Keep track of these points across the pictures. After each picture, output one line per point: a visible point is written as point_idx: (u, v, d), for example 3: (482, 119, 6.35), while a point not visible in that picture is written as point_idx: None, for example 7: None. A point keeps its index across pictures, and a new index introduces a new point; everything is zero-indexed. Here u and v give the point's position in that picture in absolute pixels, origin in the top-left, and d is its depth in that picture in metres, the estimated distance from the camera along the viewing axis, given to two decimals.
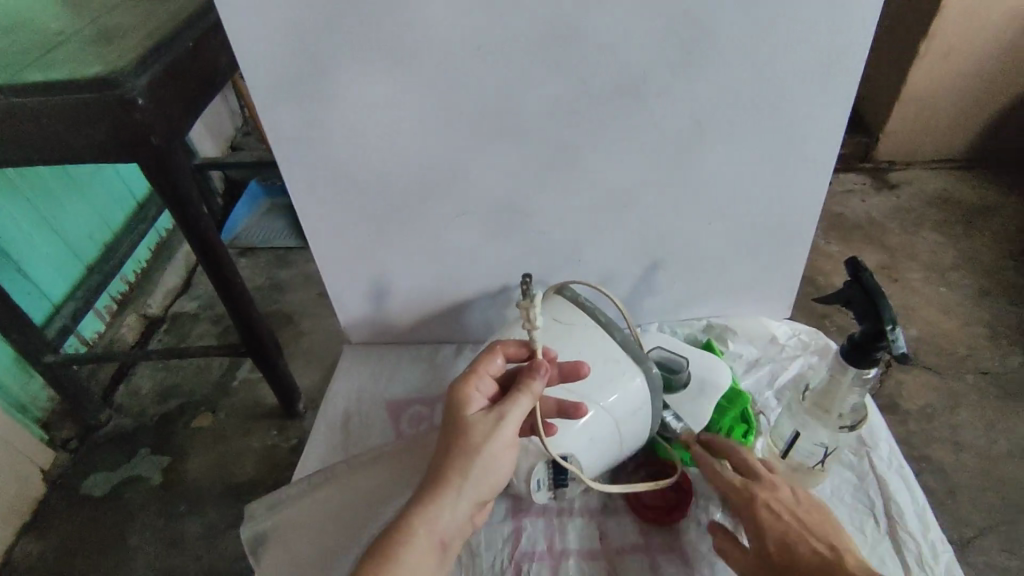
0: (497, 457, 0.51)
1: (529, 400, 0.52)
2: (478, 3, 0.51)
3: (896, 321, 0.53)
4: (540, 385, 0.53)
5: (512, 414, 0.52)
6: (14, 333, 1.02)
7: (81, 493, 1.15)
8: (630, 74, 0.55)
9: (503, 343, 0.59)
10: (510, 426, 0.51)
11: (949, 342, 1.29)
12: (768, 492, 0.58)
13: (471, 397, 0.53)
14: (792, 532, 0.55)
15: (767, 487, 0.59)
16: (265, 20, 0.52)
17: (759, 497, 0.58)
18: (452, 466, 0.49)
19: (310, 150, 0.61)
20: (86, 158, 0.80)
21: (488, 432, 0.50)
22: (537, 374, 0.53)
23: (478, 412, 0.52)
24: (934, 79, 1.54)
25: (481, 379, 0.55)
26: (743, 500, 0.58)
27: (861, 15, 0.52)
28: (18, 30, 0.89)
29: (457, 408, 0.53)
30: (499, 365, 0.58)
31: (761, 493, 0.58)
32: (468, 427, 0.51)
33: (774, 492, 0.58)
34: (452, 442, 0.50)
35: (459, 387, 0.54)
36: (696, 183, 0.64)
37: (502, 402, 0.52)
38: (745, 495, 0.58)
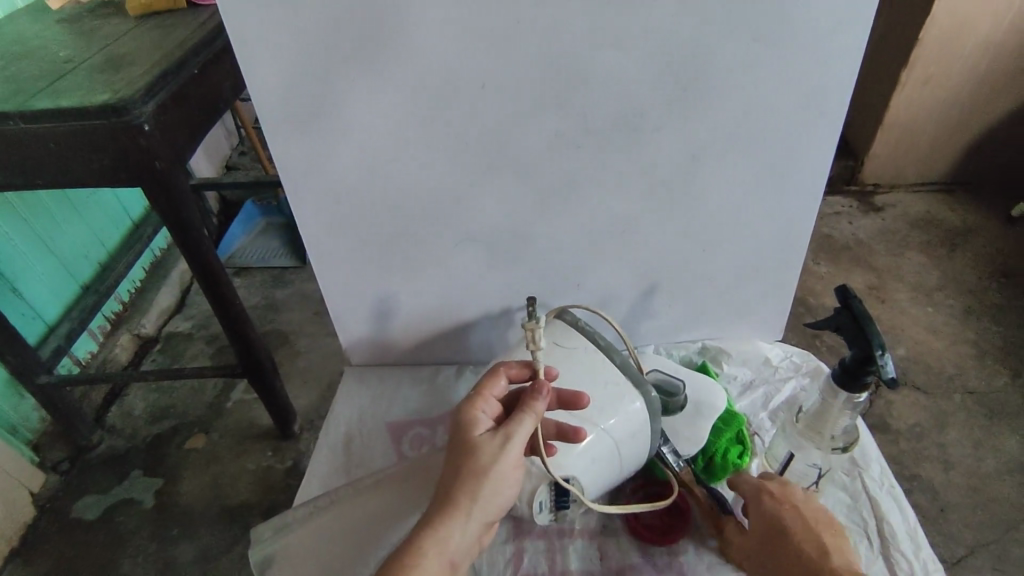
0: (506, 479, 0.52)
1: (533, 420, 0.54)
2: (485, 43, 0.53)
3: (885, 347, 0.55)
4: (543, 406, 0.55)
5: (518, 434, 0.53)
6: (9, 355, 1.02)
7: (72, 516, 1.14)
8: (628, 109, 0.58)
9: (506, 364, 0.61)
10: (516, 447, 0.52)
11: (936, 361, 1.32)
12: (787, 495, 0.61)
13: (478, 418, 0.55)
14: (794, 526, 0.58)
15: (787, 491, 0.61)
16: (277, 56, 0.54)
17: (774, 495, 0.61)
18: (462, 488, 0.50)
19: (317, 179, 0.63)
20: (90, 183, 0.81)
21: (495, 453, 0.52)
22: (539, 396, 0.55)
23: (484, 433, 0.53)
24: (916, 106, 1.59)
25: (487, 401, 0.57)
26: (758, 497, 0.61)
27: (847, 52, 0.54)
28: (26, 58, 0.91)
29: (465, 429, 0.54)
30: (502, 388, 0.60)
31: (778, 494, 0.61)
32: (476, 448, 0.52)
33: (793, 496, 0.61)
34: (459, 464, 0.51)
35: (466, 409, 0.55)
36: (692, 210, 0.66)
37: (508, 423, 0.53)
38: (761, 493, 0.61)
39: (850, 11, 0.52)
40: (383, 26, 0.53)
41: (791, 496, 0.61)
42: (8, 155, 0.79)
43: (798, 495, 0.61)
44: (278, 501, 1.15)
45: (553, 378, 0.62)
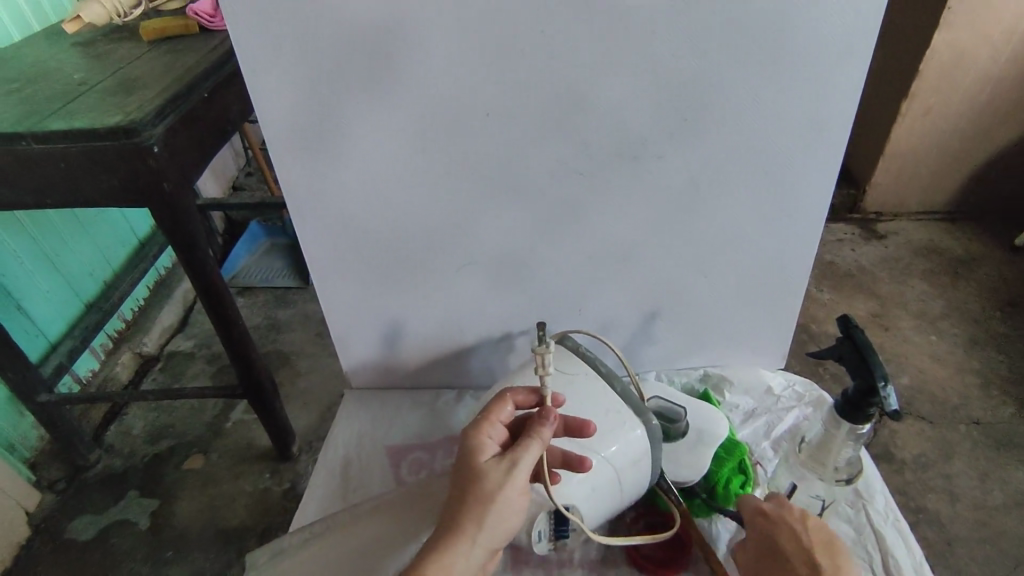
0: (511, 505, 0.51)
1: (540, 445, 0.53)
2: (489, 74, 0.54)
3: (887, 379, 0.55)
4: (550, 431, 0.54)
5: (525, 459, 0.52)
6: (10, 373, 1.02)
7: (66, 537, 1.12)
8: (631, 139, 0.59)
9: (512, 390, 0.61)
10: (522, 473, 0.52)
11: (941, 390, 1.31)
12: (793, 522, 0.58)
13: (484, 443, 0.54)
14: (788, 546, 0.57)
15: (795, 518, 0.59)
16: (287, 84, 0.56)
17: (779, 521, 0.58)
18: (466, 515, 0.49)
19: (323, 203, 0.64)
20: (98, 203, 0.82)
21: (501, 479, 0.51)
22: (547, 422, 0.54)
23: (490, 459, 0.53)
24: (918, 136, 1.60)
25: (493, 426, 0.57)
26: (762, 523, 0.59)
27: (845, 84, 0.55)
28: (41, 80, 0.93)
29: (472, 454, 0.53)
30: (509, 413, 0.59)
31: (783, 520, 0.59)
32: (481, 473, 0.51)
33: (800, 523, 0.58)
34: (464, 490, 0.51)
35: (471, 434, 0.55)
36: (693, 238, 0.66)
37: (515, 448, 0.53)
38: (765, 517, 0.59)
39: (848, 44, 0.53)
40: (390, 54, 0.54)
41: (800, 523, 0.58)
42: (18, 175, 0.80)
43: (807, 523, 0.59)
44: (274, 524, 1.14)
45: (560, 406, 0.62)
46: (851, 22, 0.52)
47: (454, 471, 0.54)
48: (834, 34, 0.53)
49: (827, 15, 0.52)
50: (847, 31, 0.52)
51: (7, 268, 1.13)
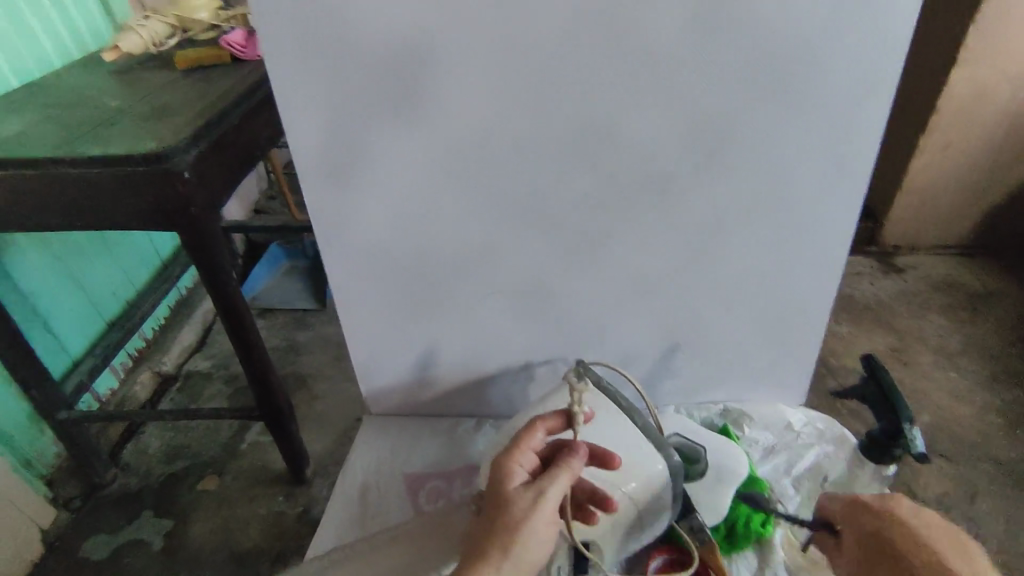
0: (538, 535, 0.51)
1: (568, 476, 0.54)
2: (515, 112, 0.56)
3: (913, 421, 0.57)
4: (578, 463, 0.55)
5: (552, 489, 0.53)
6: (33, 390, 1.04)
7: (79, 556, 1.13)
8: (655, 175, 0.60)
9: (543, 417, 0.60)
10: (549, 503, 0.52)
11: (963, 429, 1.29)
12: (909, 514, 0.58)
13: (515, 471, 0.55)
14: (894, 538, 0.56)
15: (905, 509, 0.59)
16: (320, 118, 0.58)
17: (897, 513, 0.58)
18: (494, 542, 0.50)
19: (350, 233, 0.65)
20: (128, 226, 0.84)
21: (528, 508, 0.51)
22: (576, 454, 0.55)
23: (518, 487, 0.53)
24: (936, 170, 1.60)
25: (524, 454, 0.56)
26: (876, 515, 0.58)
27: (867, 125, 0.56)
28: (80, 107, 0.96)
29: (500, 483, 0.54)
30: (539, 441, 0.58)
31: (900, 512, 0.58)
32: (509, 502, 0.52)
33: (916, 515, 0.58)
34: (493, 518, 0.52)
35: (501, 463, 0.55)
36: (714, 273, 0.67)
37: (543, 477, 0.53)
38: (880, 508, 0.59)
39: (867, 86, 0.54)
40: (422, 89, 0.56)
41: (915, 514, 0.58)
42: (53, 198, 0.82)
43: (918, 512, 0.58)
44: (286, 549, 1.13)
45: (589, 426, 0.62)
46: (871, 66, 0.53)
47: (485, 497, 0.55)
48: (853, 77, 0.54)
49: (848, 58, 0.53)
50: (868, 74, 0.54)
51: (33, 284, 1.16)
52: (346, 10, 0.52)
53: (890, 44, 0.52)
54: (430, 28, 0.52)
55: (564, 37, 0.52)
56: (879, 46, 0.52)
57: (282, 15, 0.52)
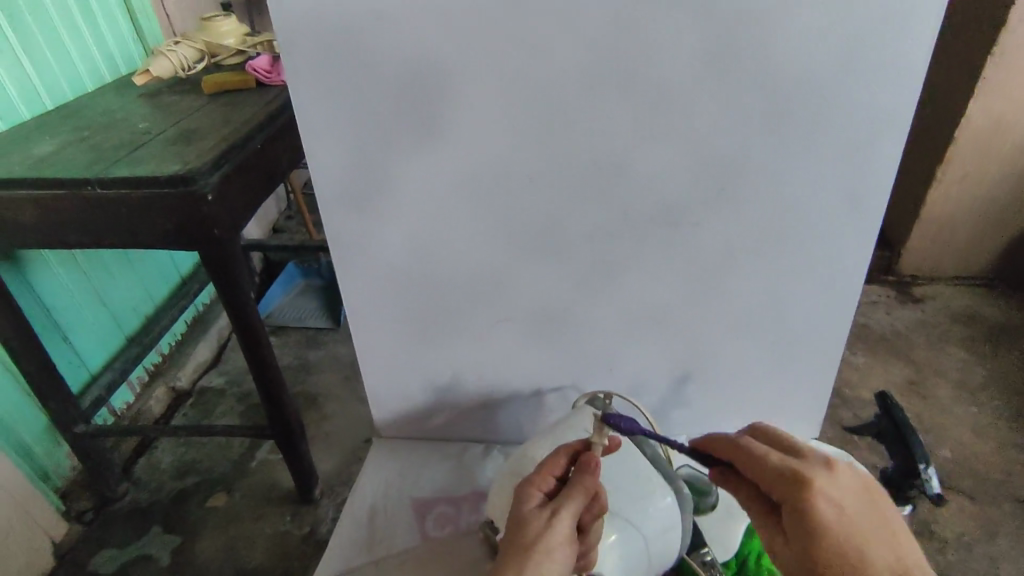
0: (553, 558, 0.51)
1: (582, 496, 0.53)
2: (532, 142, 0.57)
3: (928, 460, 0.56)
4: (593, 483, 0.54)
5: (566, 509, 0.52)
6: (52, 403, 1.06)
7: (88, 570, 1.13)
8: (668, 207, 0.60)
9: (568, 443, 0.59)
10: (563, 523, 0.52)
11: (984, 466, 1.25)
12: (827, 482, 0.50)
13: (531, 492, 0.55)
14: (837, 535, 0.48)
15: (824, 472, 0.50)
16: (341, 146, 0.59)
17: (816, 485, 0.49)
18: (509, 564, 0.50)
19: (365, 257, 0.66)
20: (152, 246, 0.86)
21: (541, 529, 0.52)
22: (589, 473, 0.55)
23: (534, 508, 0.54)
24: (954, 201, 1.59)
25: (544, 477, 0.56)
26: (791, 489, 0.50)
27: (880, 161, 0.57)
28: (111, 129, 1.00)
29: (517, 505, 0.55)
30: (563, 467, 0.57)
31: (817, 482, 0.49)
32: (523, 523, 0.52)
33: (835, 478, 0.50)
34: (510, 543, 0.52)
35: (520, 485, 0.56)
36: (726, 304, 0.67)
37: (557, 499, 0.53)
38: (796, 482, 0.50)
39: (883, 124, 0.55)
40: (440, 120, 0.57)
41: (831, 477, 0.50)
42: (82, 216, 0.85)
43: (837, 472, 0.51)
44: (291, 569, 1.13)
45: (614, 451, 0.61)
46: (885, 103, 0.54)
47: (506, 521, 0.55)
48: (869, 114, 0.55)
49: (862, 95, 0.54)
50: (881, 111, 0.54)
51: (59, 298, 1.18)
52: (371, 46, 0.54)
53: (903, 83, 0.53)
54: (450, 61, 0.54)
55: (581, 72, 0.54)
56: (892, 84, 0.53)
57: (309, 48, 0.54)
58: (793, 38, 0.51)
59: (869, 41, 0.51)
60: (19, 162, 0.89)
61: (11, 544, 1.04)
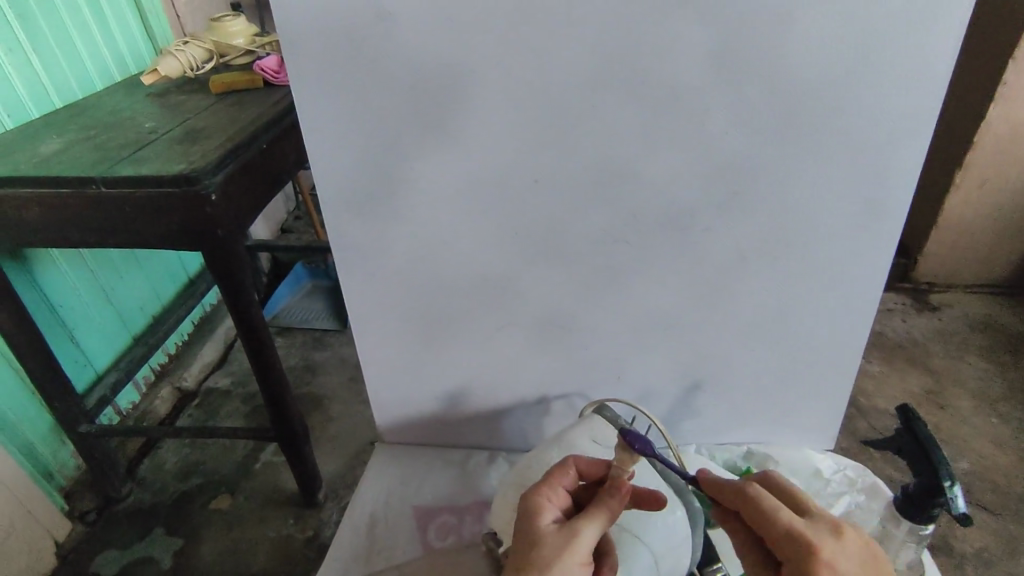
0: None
1: (605, 518, 0.51)
2: (539, 143, 0.55)
3: (954, 478, 0.54)
4: (619, 505, 0.52)
5: (586, 531, 0.50)
6: (56, 402, 1.05)
7: (90, 571, 1.12)
8: (679, 211, 0.58)
9: (578, 457, 0.57)
10: (583, 545, 0.49)
11: (1004, 479, 1.22)
12: (835, 550, 0.47)
13: (544, 506, 0.52)
14: None
15: (831, 539, 0.48)
16: (343, 146, 0.58)
17: (824, 554, 0.46)
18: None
19: (367, 260, 0.65)
20: (155, 246, 0.85)
21: (560, 549, 0.49)
22: (616, 495, 0.52)
23: (549, 526, 0.51)
24: (973, 207, 1.55)
25: (554, 490, 0.54)
26: (798, 553, 0.47)
27: (901, 165, 0.55)
28: (117, 128, 0.99)
29: (529, 518, 0.51)
30: (572, 480, 0.56)
31: (825, 550, 0.47)
32: (541, 540, 0.49)
33: (842, 548, 0.47)
34: (523, 559, 0.49)
35: (530, 495, 0.53)
36: (739, 310, 0.65)
37: (577, 518, 0.51)
38: (803, 547, 0.47)
39: (905, 125, 0.53)
40: (444, 120, 0.55)
41: (839, 547, 0.47)
42: (86, 214, 0.84)
43: (845, 542, 0.48)
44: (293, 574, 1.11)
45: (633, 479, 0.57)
46: (906, 105, 0.52)
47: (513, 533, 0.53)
48: (890, 115, 0.52)
49: (882, 97, 0.52)
50: (902, 113, 0.52)
51: (65, 298, 1.18)
52: (373, 43, 0.52)
53: (926, 83, 0.51)
54: (454, 60, 0.52)
55: (589, 72, 0.52)
56: (913, 85, 0.51)
57: (309, 46, 0.53)
58: (811, 36, 0.49)
59: (890, 41, 0.49)
60: (24, 161, 0.88)
61: (15, 544, 1.03)
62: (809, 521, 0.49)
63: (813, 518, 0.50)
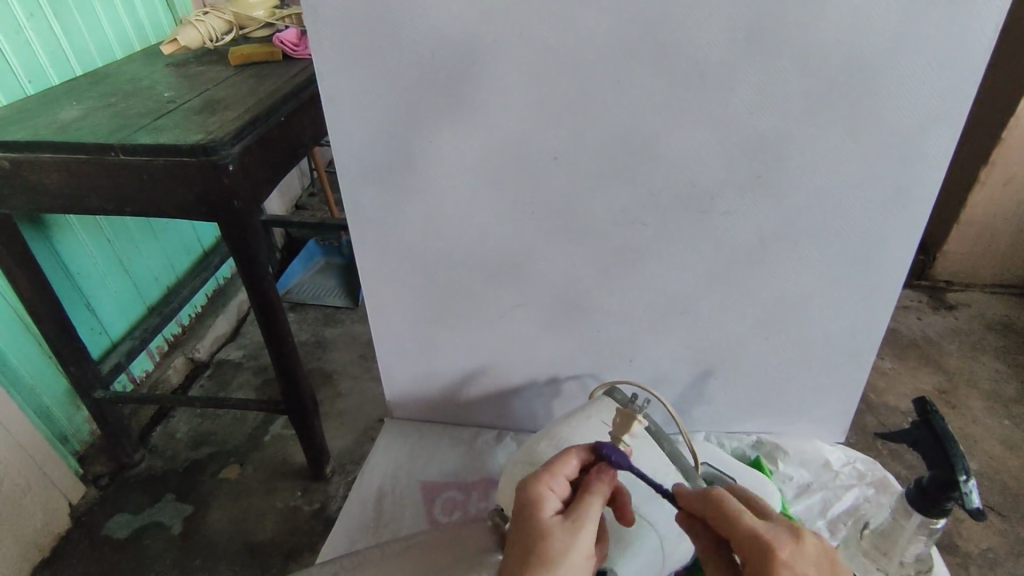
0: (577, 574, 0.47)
1: (600, 502, 0.51)
2: (559, 117, 0.55)
3: (970, 472, 0.55)
4: (608, 489, 0.52)
5: (589, 522, 0.49)
6: (71, 365, 1.06)
7: (102, 534, 1.14)
8: (701, 191, 0.57)
9: (580, 445, 0.56)
10: (587, 536, 0.49)
11: (1014, 481, 1.20)
12: (793, 554, 0.45)
13: (545, 497, 0.51)
14: None
15: (789, 541, 0.46)
16: (361, 123, 0.58)
17: (780, 554, 0.45)
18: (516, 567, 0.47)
19: (382, 234, 0.65)
20: (172, 215, 0.85)
21: (567, 544, 0.47)
22: (604, 478, 0.52)
23: (553, 518, 0.49)
24: (997, 205, 1.52)
25: (555, 478, 0.52)
26: (757, 555, 0.46)
27: (931, 153, 0.53)
28: (136, 97, 0.99)
29: (531, 509, 0.50)
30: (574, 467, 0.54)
31: (783, 551, 0.45)
32: (547, 532, 0.48)
33: (801, 551, 0.45)
34: (528, 552, 0.47)
35: (532, 485, 0.51)
36: (757, 295, 0.64)
37: (579, 510, 0.50)
38: (761, 550, 0.45)
39: (936, 115, 0.51)
40: (464, 92, 0.55)
41: (798, 547, 0.45)
42: (104, 181, 0.84)
43: (805, 545, 0.46)
44: (300, 545, 1.13)
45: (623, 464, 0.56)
46: (941, 89, 0.50)
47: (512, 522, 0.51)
48: (922, 104, 0.51)
49: (914, 83, 0.50)
50: (932, 101, 0.51)
51: (81, 265, 1.19)
52: (394, 11, 0.52)
53: (963, 67, 0.49)
54: (477, 29, 0.51)
55: (614, 46, 0.51)
56: (951, 68, 0.49)
57: (329, 14, 0.52)
58: (844, 18, 0.48)
59: (928, 24, 0.47)
60: (44, 126, 0.88)
61: (30, 502, 1.05)
62: (769, 523, 0.48)
63: (773, 521, 0.48)
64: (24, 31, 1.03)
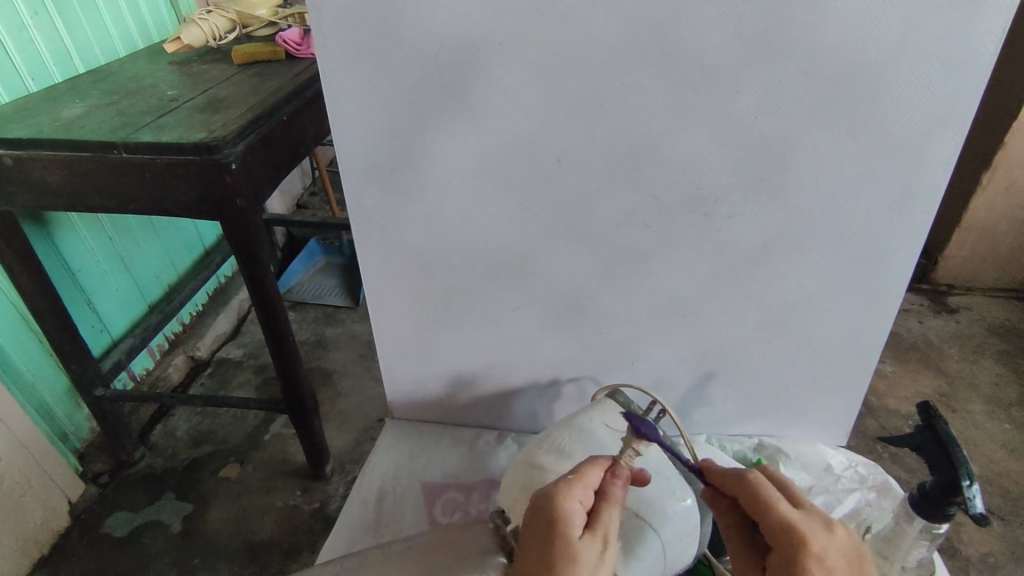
0: None
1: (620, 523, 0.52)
2: (563, 117, 0.54)
3: (973, 478, 0.55)
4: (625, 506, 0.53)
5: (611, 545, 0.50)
6: (72, 363, 1.06)
7: (101, 531, 1.14)
8: (704, 192, 0.57)
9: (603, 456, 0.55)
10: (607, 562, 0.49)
11: (1015, 486, 1.20)
12: (824, 547, 0.46)
13: (576, 512, 0.49)
14: None
15: (822, 534, 0.47)
16: (364, 122, 0.57)
17: (813, 547, 0.45)
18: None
19: (385, 235, 0.65)
20: (174, 213, 0.85)
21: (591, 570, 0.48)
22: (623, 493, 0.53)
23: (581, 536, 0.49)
24: (998, 210, 1.52)
25: (584, 490, 0.51)
26: (789, 544, 0.46)
27: (937, 157, 0.53)
28: (139, 95, 0.99)
29: (564, 527, 0.48)
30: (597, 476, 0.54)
31: (815, 543, 0.46)
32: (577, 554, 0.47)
33: (833, 544, 0.46)
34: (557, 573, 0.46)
35: (567, 500, 0.49)
36: (760, 297, 0.64)
37: (605, 532, 0.50)
38: (795, 540, 0.46)
39: (940, 119, 0.51)
40: (467, 92, 0.54)
41: (830, 539, 0.46)
42: (106, 180, 0.84)
43: (837, 538, 0.47)
44: (299, 544, 1.13)
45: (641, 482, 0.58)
46: (947, 91, 0.50)
47: (536, 530, 0.49)
48: (927, 107, 0.51)
49: (919, 86, 0.50)
50: (936, 104, 0.51)
51: (83, 263, 1.19)
52: (398, 11, 0.51)
53: (969, 70, 0.49)
54: (483, 28, 0.51)
55: (621, 45, 0.50)
56: (956, 72, 0.49)
57: (334, 13, 0.52)
58: (850, 19, 0.48)
59: (933, 26, 0.47)
60: (47, 124, 0.88)
61: (30, 500, 1.05)
62: (802, 513, 0.48)
63: (806, 511, 0.49)
64: (27, 29, 1.03)
